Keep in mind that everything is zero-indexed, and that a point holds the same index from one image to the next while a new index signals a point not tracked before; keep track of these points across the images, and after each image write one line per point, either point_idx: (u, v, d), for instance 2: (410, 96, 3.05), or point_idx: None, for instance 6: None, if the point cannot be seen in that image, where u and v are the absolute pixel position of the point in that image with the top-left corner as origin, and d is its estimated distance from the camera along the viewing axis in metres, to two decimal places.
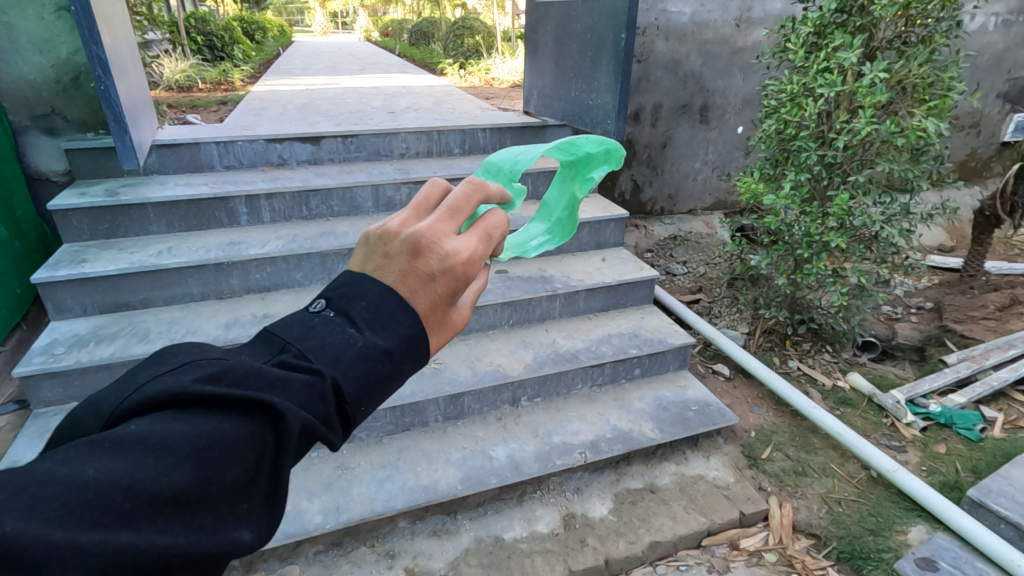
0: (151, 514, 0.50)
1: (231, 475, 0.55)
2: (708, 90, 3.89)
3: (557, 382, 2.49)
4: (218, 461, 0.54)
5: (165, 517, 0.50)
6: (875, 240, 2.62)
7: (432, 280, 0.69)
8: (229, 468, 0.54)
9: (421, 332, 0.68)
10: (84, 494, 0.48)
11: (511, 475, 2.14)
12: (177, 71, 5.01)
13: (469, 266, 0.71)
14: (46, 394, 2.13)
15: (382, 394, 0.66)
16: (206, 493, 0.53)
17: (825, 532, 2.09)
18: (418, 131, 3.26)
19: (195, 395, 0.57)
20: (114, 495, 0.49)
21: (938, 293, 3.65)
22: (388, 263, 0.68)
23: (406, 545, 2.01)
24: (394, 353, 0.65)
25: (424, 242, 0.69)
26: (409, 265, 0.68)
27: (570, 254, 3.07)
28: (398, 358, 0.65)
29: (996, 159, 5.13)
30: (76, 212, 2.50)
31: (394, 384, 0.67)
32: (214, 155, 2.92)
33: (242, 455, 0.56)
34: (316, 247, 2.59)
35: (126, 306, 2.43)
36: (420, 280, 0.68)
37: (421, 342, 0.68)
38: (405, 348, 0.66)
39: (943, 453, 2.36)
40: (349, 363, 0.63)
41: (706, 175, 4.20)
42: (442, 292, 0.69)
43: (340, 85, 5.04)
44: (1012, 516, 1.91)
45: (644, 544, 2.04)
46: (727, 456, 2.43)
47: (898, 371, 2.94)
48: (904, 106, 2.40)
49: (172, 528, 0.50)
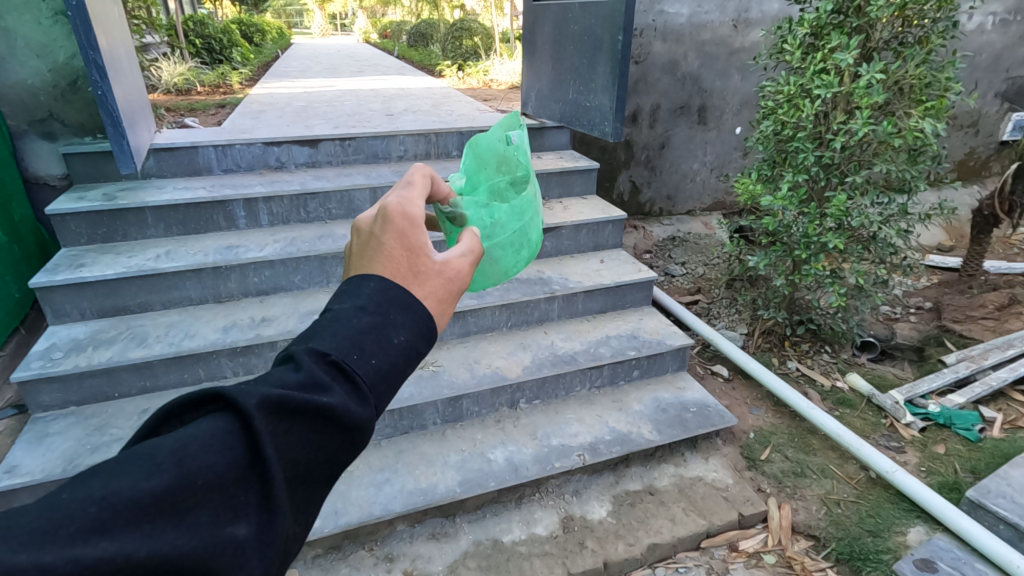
0: (132, 521, 0.51)
1: (216, 464, 0.56)
2: (705, 91, 3.90)
3: (555, 384, 2.49)
4: (196, 454, 0.56)
5: (152, 521, 0.52)
6: (873, 241, 2.62)
7: (383, 242, 0.76)
8: (213, 460, 0.56)
9: (392, 282, 0.73)
10: (60, 511, 0.49)
11: (509, 478, 2.14)
12: (175, 74, 5.02)
13: (405, 209, 0.79)
14: (44, 399, 2.13)
15: (374, 347, 0.66)
16: (192, 488, 0.55)
17: (824, 534, 2.09)
18: (416, 133, 3.26)
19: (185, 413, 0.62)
20: (90, 508, 0.50)
21: (937, 293, 3.65)
22: (348, 258, 0.78)
23: (405, 549, 2.01)
24: (366, 307, 0.69)
25: (362, 223, 0.79)
26: (362, 242, 0.77)
27: (568, 255, 3.07)
28: (377, 309, 0.69)
29: (994, 158, 5.13)
30: (74, 216, 2.51)
31: (389, 337, 0.68)
32: (212, 158, 2.93)
33: (224, 447, 0.58)
34: (314, 250, 2.59)
35: (124, 310, 2.43)
36: (369, 246, 0.76)
37: (397, 290, 0.73)
38: (382, 301, 0.71)
39: (942, 454, 2.36)
40: (327, 334, 0.67)
41: (704, 176, 4.20)
42: (397, 246, 0.76)
43: (338, 87, 5.05)
44: (1011, 516, 1.91)
45: (643, 546, 2.04)
46: (726, 458, 2.43)
47: (897, 371, 2.94)
48: (901, 106, 2.40)
49: (158, 530, 0.52)
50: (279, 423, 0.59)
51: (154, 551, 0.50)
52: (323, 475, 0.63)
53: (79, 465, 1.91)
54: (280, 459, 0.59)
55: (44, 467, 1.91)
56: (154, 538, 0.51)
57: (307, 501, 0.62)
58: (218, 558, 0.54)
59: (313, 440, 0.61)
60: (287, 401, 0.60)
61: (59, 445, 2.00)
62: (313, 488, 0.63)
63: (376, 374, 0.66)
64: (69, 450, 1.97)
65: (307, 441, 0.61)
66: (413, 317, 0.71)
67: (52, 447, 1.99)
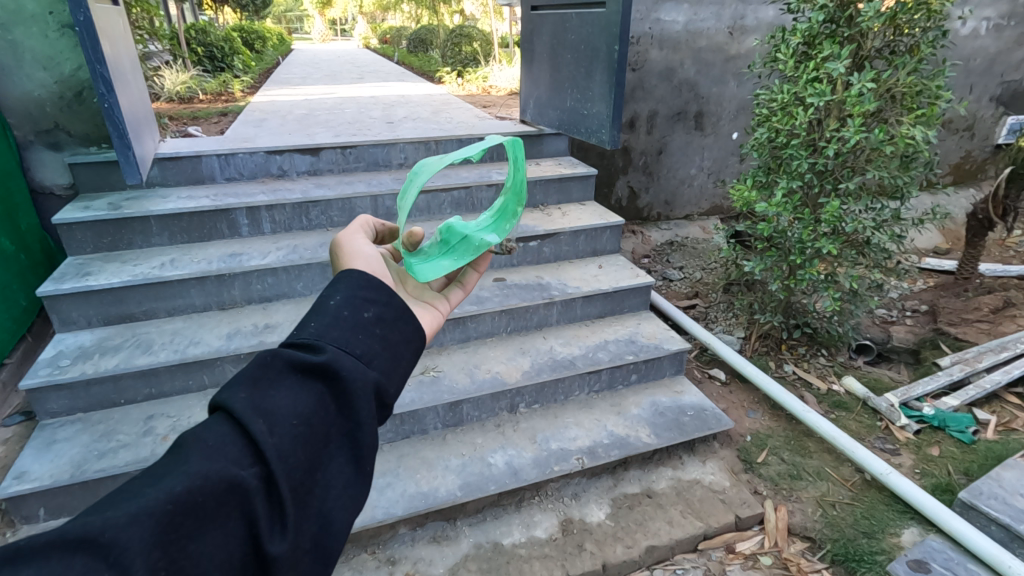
0: (168, 474, 0.63)
1: (221, 430, 0.68)
2: (702, 97, 3.94)
3: (554, 388, 2.53)
4: (206, 429, 0.68)
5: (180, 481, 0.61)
6: (867, 245, 2.66)
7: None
8: (218, 429, 0.68)
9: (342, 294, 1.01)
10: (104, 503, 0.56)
11: (509, 481, 2.17)
12: (178, 82, 5.07)
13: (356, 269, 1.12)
14: (52, 406, 2.17)
15: (311, 316, 0.82)
16: (204, 447, 0.66)
17: (820, 535, 2.12)
18: (416, 141, 3.30)
19: None
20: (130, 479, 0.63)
21: (933, 296, 3.69)
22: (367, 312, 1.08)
23: (406, 552, 2.04)
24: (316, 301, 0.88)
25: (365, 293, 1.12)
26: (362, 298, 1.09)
27: (567, 261, 3.11)
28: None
29: (990, 161, 5.17)
30: (80, 225, 2.55)
31: (325, 302, 0.84)
32: (216, 167, 2.97)
33: (224, 421, 0.69)
34: (316, 258, 2.63)
35: (129, 317, 2.47)
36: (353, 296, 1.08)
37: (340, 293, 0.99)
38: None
39: (936, 455, 2.39)
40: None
41: (702, 181, 4.24)
42: None
43: (339, 95, 5.09)
44: (1002, 517, 1.94)
45: (641, 548, 2.07)
46: (723, 461, 2.47)
47: (893, 374, 2.97)
48: (893, 114, 2.45)
49: (193, 471, 0.63)
50: (259, 386, 0.72)
51: (188, 487, 0.61)
52: (323, 418, 0.73)
53: (87, 471, 1.95)
54: (266, 412, 0.70)
55: (53, 472, 1.94)
56: (187, 477, 0.62)
57: (318, 444, 0.72)
58: (244, 493, 0.64)
59: (292, 392, 0.73)
60: (254, 370, 0.73)
61: (66, 451, 2.03)
62: (317, 430, 0.72)
63: (320, 330, 0.79)
64: (77, 457, 2.01)
65: (284, 393, 0.72)
66: (342, 283, 0.88)
67: (59, 453, 2.02)
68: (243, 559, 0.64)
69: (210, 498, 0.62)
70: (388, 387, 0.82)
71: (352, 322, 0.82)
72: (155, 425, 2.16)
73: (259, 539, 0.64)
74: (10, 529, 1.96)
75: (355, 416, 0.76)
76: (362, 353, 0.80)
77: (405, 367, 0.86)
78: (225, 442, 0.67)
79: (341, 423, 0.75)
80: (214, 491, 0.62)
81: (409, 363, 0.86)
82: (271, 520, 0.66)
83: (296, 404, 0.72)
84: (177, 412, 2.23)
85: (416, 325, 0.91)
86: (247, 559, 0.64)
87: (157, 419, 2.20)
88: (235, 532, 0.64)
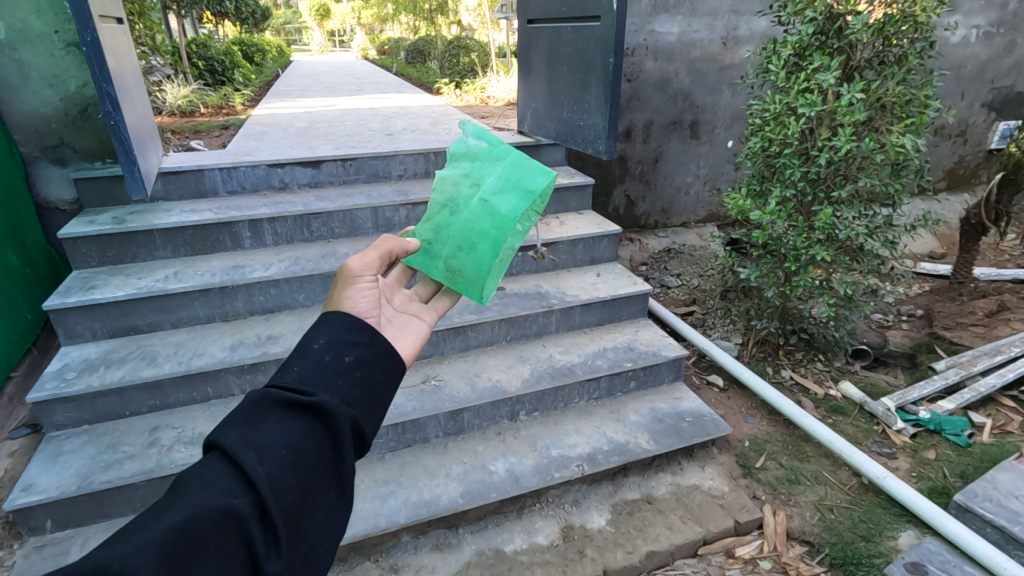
0: (167, 507, 0.66)
1: (215, 465, 0.71)
2: (697, 106, 3.99)
3: (554, 396, 2.56)
4: (202, 463, 0.72)
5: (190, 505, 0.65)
6: (861, 252, 2.70)
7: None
8: (214, 463, 0.72)
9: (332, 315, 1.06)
10: None
11: (510, 488, 2.20)
12: (179, 96, 5.13)
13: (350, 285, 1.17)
14: (58, 419, 2.20)
15: (294, 359, 0.85)
16: (203, 480, 0.69)
17: (818, 539, 2.14)
18: (415, 153, 3.35)
19: None
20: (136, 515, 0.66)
21: (928, 300, 3.72)
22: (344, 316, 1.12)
23: (409, 560, 2.06)
24: None
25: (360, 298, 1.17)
26: None
27: (565, 270, 3.14)
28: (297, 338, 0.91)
29: (983, 166, 5.23)
30: (86, 239, 2.58)
31: (308, 346, 0.87)
32: (218, 181, 3.02)
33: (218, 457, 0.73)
34: (318, 269, 2.67)
35: (134, 330, 2.50)
36: None
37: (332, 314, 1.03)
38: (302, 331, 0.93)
39: (932, 459, 2.41)
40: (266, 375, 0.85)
41: (698, 189, 4.29)
42: None
43: (338, 107, 5.15)
44: (997, 519, 1.96)
45: (641, 554, 2.09)
46: (722, 466, 2.49)
47: (890, 378, 3.00)
48: (883, 122, 2.50)
49: (188, 503, 0.66)
50: (247, 424, 0.75)
51: (186, 515, 0.65)
52: (311, 448, 0.76)
53: (94, 483, 1.97)
54: (254, 445, 0.73)
55: (60, 485, 1.97)
56: (185, 508, 0.65)
57: (308, 471, 0.75)
58: (240, 520, 0.67)
59: (278, 428, 0.76)
60: (244, 409, 0.77)
61: (73, 463, 2.06)
62: (307, 460, 0.75)
63: (304, 374, 0.83)
64: (83, 468, 2.03)
65: (273, 427, 0.75)
66: (324, 327, 0.91)
67: (66, 466, 2.05)
68: None
69: (209, 525, 0.65)
70: (366, 422, 0.85)
71: (332, 363, 0.85)
72: (161, 436, 2.18)
73: (257, 561, 0.67)
74: (17, 540, 1.98)
75: (339, 447, 0.79)
76: (343, 394, 0.83)
77: (385, 403, 0.89)
78: (220, 473, 0.70)
79: (326, 454, 0.78)
80: (214, 517, 0.65)
81: (389, 399, 0.90)
82: (268, 544, 0.69)
83: (286, 436, 0.75)
84: (182, 423, 2.26)
85: (395, 363, 0.95)
86: None
87: (162, 430, 2.23)
88: (236, 555, 0.66)
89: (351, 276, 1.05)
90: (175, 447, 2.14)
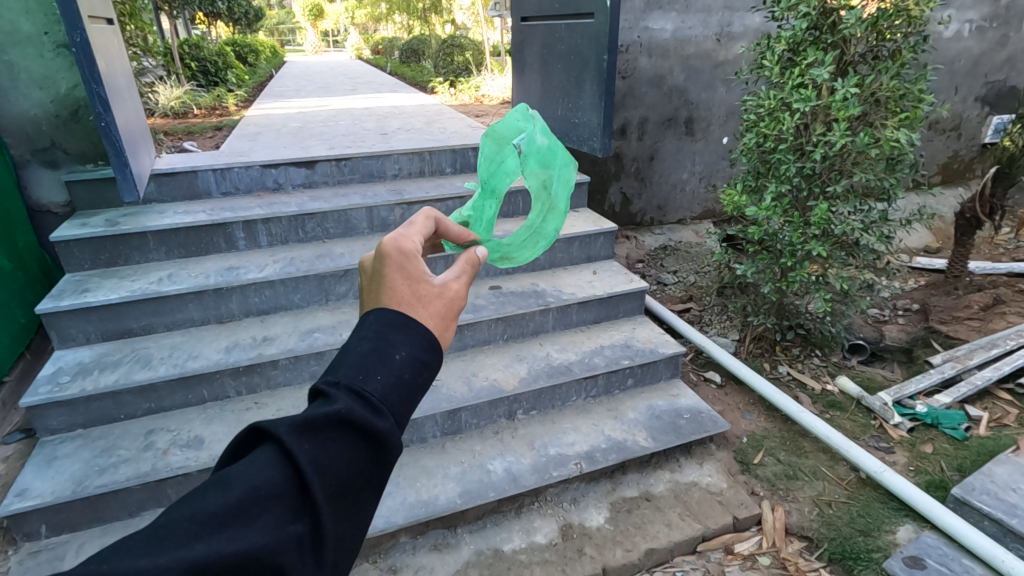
0: (216, 528, 0.60)
1: (268, 478, 0.65)
2: (692, 103, 3.99)
3: (551, 395, 2.55)
4: (255, 473, 0.65)
5: (231, 525, 0.61)
6: (857, 247, 2.70)
7: (388, 276, 0.85)
8: (268, 474, 0.65)
9: (398, 309, 0.83)
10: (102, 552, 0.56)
11: (509, 488, 2.19)
12: (172, 98, 5.10)
13: (399, 244, 0.88)
14: (52, 423, 2.18)
15: (375, 366, 0.74)
16: (257, 497, 0.63)
17: (817, 534, 2.15)
18: (410, 152, 3.33)
19: (238, 446, 0.71)
20: (184, 523, 0.59)
21: (924, 295, 3.74)
22: (359, 293, 0.87)
23: (408, 560, 2.06)
24: (367, 335, 0.79)
25: (396, 251, 0.87)
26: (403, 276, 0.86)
27: (562, 268, 3.14)
28: (374, 335, 0.78)
29: (978, 160, 5.24)
30: (78, 242, 2.56)
31: (389, 354, 0.77)
32: (212, 182, 3.00)
33: (275, 467, 0.66)
34: (313, 270, 2.66)
35: (128, 333, 2.49)
36: (375, 281, 0.85)
37: (404, 317, 0.82)
38: (378, 327, 0.80)
39: (929, 453, 2.42)
40: (339, 365, 0.75)
41: (693, 186, 4.29)
42: (399, 279, 0.85)
43: (332, 107, 5.12)
44: (994, 512, 1.96)
45: (641, 551, 2.10)
46: (720, 462, 2.49)
47: (887, 373, 3.01)
48: (878, 117, 2.49)
49: (238, 533, 0.60)
50: (310, 436, 0.67)
51: (237, 545, 0.59)
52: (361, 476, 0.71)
53: (88, 487, 1.96)
54: (314, 467, 0.66)
55: (54, 489, 1.95)
56: (234, 537, 0.60)
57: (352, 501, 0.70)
58: (285, 553, 0.62)
59: (342, 449, 0.69)
60: (310, 416, 0.68)
61: (67, 467, 2.04)
62: (353, 487, 0.70)
63: (385, 386, 0.73)
64: (78, 472, 2.02)
65: (339, 447, 0.68)
66: (409, 332, 0.80)
67: (60, 470, 2.03)
68: None
69: (256, 563, 0.60)
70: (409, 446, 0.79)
71: (405, 380, 0.76)
72: (156, 439, 2.17)
73: None
74: (11, 546, 1.96)
75: (383, 475, 0.74)
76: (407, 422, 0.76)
77: None
78: (274, 493, 0.64)
79: (375, 480, 0.73)
80: (263, 553, 0.60)
81: None
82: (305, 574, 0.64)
83: (346, 461, 0.69)
84: (176, 426, 2.24)
85: None
86: None
87: (157, 433, 2.21)
88: None
89: (451, 311, 0.87)
90: (171, 450, 2.12)
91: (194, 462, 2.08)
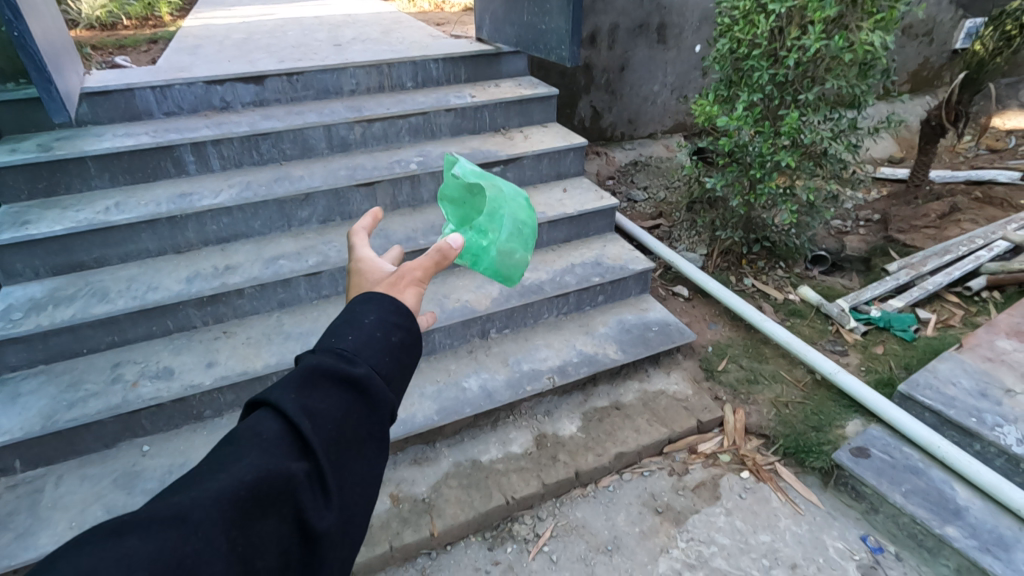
0: (220, 469, 0.65)
1: (263, 429, 0.70)
2: (664, 8, 3.79)
3: (524, 313, 2.58)
4: (249, 428, 0.70)
5: (234, 466, 0.65)
6: (824, 156, 2.69)
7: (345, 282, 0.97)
8: (262, 426, 0.70)
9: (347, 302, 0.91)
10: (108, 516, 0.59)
11: (484, 403, 2.26)
12: (97, 6, 4.59)
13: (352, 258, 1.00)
14: (11, 361, 2.11)
15: (346, 328, 0.82)
16: (255, 441, 0.68)
17: (773, 432, 2.31)
18: (367, 65, 3.11)
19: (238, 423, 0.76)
20: (193, 474, 0.65)
21: (885, 205, 3.82)
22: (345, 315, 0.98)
23: (389, 474, 2.15)
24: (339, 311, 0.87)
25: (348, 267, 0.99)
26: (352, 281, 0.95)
27: (531, 186, 3.07)
28: (343, 310, 0.86)
29: (947, 67, 5.20)
30: (9, 170, 2.37)
31: (359, 318, 0.83)
32: (151, 101, 2.77)
33: (268, 420, 0.71)
34: (271, 194, 2.53)
35: (80, 266, 2.37)
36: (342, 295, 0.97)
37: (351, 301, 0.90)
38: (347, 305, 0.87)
39: (880, 354, 2.57)
40: (316, 340, 0.82)
41: (665, 98, 4.17)
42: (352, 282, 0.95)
43: (279, 16, 4.70)
44: (935, 404, 2.12)
45: (611, 455, 2.23)
46: (686, 371, 2.60)
47: (845, 281, 3.12)
48: (854, 19, 2.40)
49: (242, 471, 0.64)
50: (296, 391, 0.73)
51: (242, 478, 0.63)
52: (354, 418, 0.75)
53: (59, 422, 1.94)
54: (304, 413, 0.71)
55: (23, 425, 1.92)
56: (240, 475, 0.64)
57: (351, 443, 0.74)
58: (290, 485, 0.66)
59: (327, 396, 0.74)
60: (295, 375, 0.75)
61: (34, 403, 2.01)
62: (348, 432, 0.74)
63: (358, 340, 0.80)
64: (46, 407, 1.99)
65: (325, 394, 0.74)
66: (376, 300, 0.87)
67: (27, 406, 2.00)
68: (290, 547, 0.65)
69: (263, 494, 0.64)
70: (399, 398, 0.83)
71: (376, 334, 0.82)
72: (124, 372, 2.14)
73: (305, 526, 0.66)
74: None
75: (381, 429, 0.78)
76: (386, 372, 0.81)
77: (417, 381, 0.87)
78: (271, 439, 0.69)
79: (370, 425, 0.76)
80: (267, 479, 0.64)
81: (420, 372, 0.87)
82: (316, 504, 0.68)
83: (334, 406, 0.74)
84: (144, 358, 2.21)
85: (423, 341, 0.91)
86: (295, 546, 0.66)
87: (125, 366, 2.17)
88: (279, 522, 0.65)
89: (401, 278, 0.92)
90: (140, 382, 2.10)
91: (166, 392, 2.07)
